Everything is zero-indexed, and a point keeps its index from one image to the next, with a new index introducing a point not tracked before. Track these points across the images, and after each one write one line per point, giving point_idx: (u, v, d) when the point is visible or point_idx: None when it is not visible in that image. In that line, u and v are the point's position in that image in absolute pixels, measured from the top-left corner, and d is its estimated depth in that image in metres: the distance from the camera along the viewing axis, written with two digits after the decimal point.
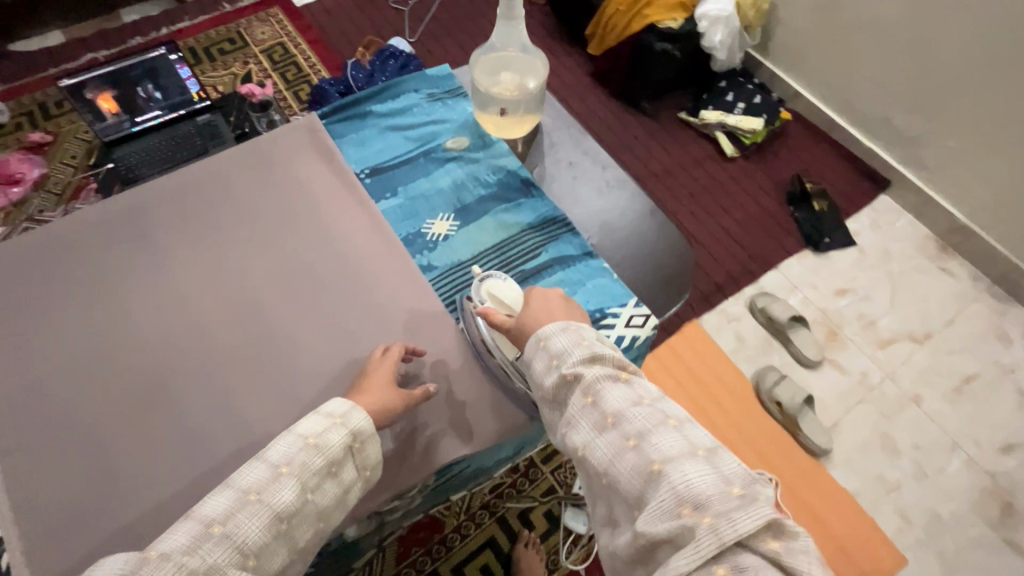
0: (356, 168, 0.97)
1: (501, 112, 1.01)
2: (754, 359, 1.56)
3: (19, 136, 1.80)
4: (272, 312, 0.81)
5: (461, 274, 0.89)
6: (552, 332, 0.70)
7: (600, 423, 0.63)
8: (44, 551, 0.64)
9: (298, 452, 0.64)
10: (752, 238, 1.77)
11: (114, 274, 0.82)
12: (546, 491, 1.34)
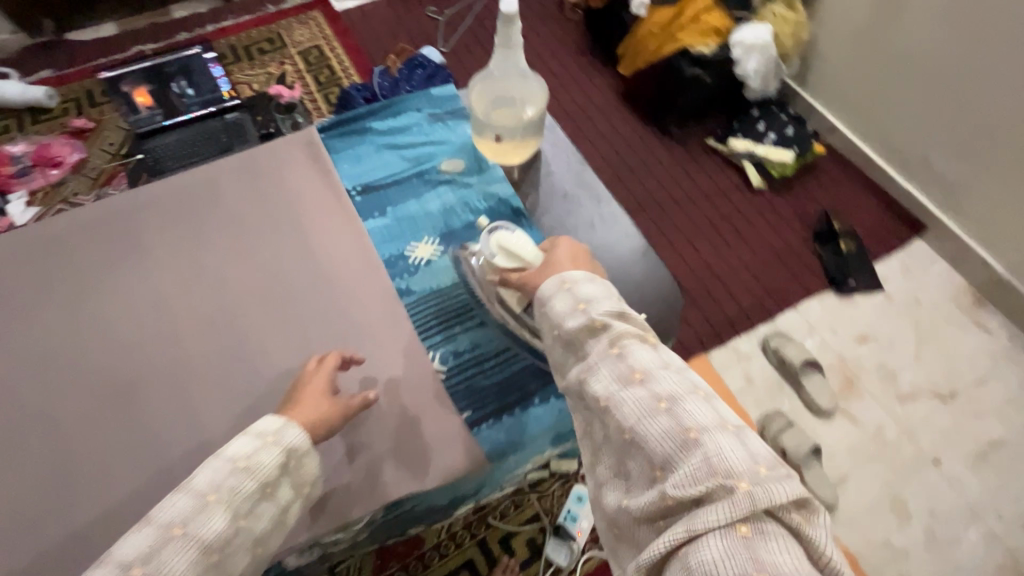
0: (349, 185, 1.02)
1: (497, 138, 0.97)
2: (761, 402, 1.50)
3: (65, 121, 1.90)
4: (256, 322, 0.88)
5: (439, 300, 0.92)
6: (583, 282, 0.71)
7: (626, 376, 0.61)
8: None
9: (228, 476, 0.65)
10: (771, 273, 1.70)
11: None
12: (530, 518, 1.31)
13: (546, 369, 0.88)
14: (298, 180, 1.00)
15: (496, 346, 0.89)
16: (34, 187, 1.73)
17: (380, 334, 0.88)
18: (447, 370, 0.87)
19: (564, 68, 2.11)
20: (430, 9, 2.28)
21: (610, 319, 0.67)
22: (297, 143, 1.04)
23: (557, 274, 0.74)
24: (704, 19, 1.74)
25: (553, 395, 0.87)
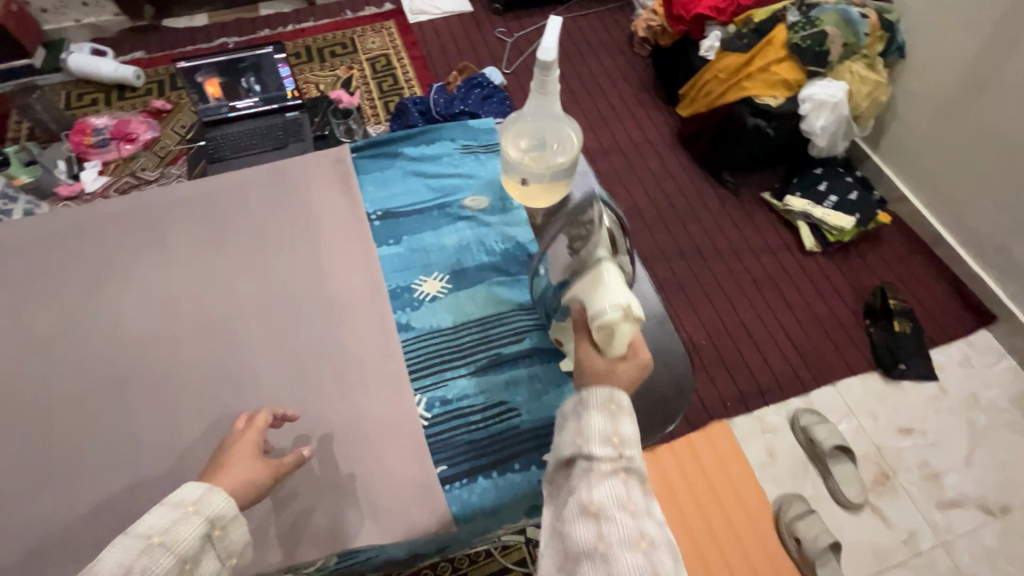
0: (369, 209, 0.94)
1: (524, 181, 0.78)
2: (780, 481, 1.40)
3: (146, 101, 2.03)
4: (251, 341, 0.81)
5: (436, 343, 0.81)
6: (631, 415, 0.58)
7: (623, 503, 0.53)
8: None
9: (141, 556, 0.52)
10: (811, 345, 1.60)
11: (134, 265, 0.88)
12: (516, 562, 1.25)
13: (538, 437, 0.74)
14: (320, 196, 0.95)
15: (485, 403, 0.76)
16: (108, 159, 1.87)
17: (369, 371, 0.79)
18: (429, 419, 0.75)
19: (624, 102, 2.08)
20: (499, 30, 2.32)
21: (636, 459, 0.56)
22: (327, 160, 1.00)
23: (611, 388, 0.59)
24: (772, 70, 1.65)
25: (538, 464, 0.72)
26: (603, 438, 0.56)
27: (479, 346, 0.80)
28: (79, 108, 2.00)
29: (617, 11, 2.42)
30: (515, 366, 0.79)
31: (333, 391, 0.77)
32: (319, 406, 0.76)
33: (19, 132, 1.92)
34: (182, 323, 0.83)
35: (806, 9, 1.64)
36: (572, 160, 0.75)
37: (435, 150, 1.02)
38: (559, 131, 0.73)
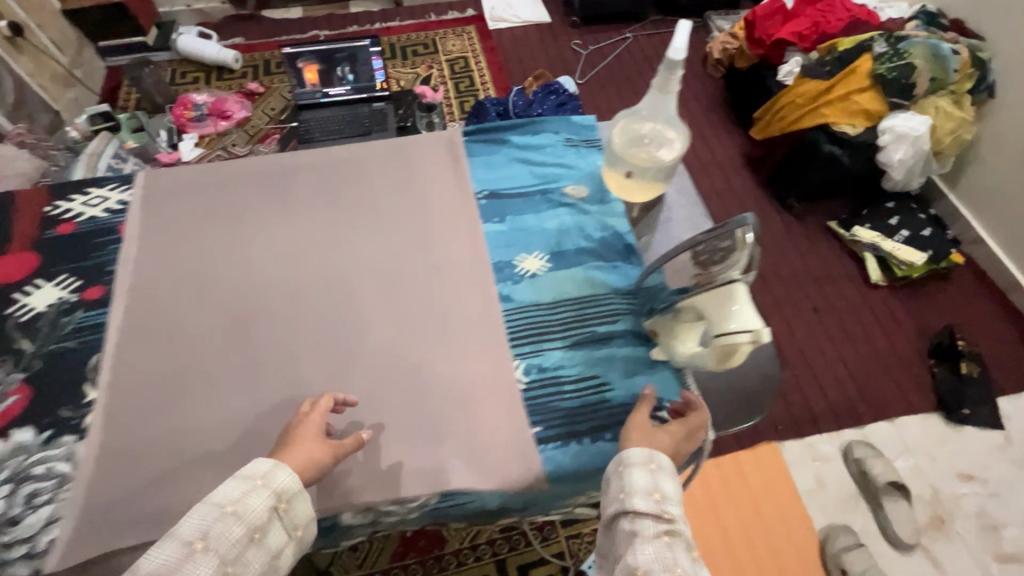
0: (478, 188, 0.98)
1: (627, 174, 0.90)
2: (829, 511, 1.37)
3: (241, 83, 2.18)
4: (364, 299, 0.83)
5: (534, 319, 0.82)
6: (671, 474, 0.63)
7: (669, 565, 0.55)
8: (121, 423, 0.73)
9: (216, 524, 0.57)
10: (870, 379, 1.56)
11: (253, 215, 0.92)
12: (554, 554, 1.29)
13: (625, 411, 0.76)
14: (431, 170, 0.98)
15: (577, 374, 0.78)
16: (205, 133, 2.01)
17: (476, 339, 0.81)
18: (527, 382, 0.77)
19: (693, 121, 2.10)
20: (575, 42, 2.38)
21: (678, 521, 0.60)
22: (440, 142, 1.01)
23: (650, 448, 0.66)
24: (854, 99, 1.64)
25: (625, 434, 0.74)
26: (645, 496, 0.61)
27: (574, 322, 0.82)
28: (182, 85, 2.16)
29: (691, 33, 2.45)
30: (608, 344, 0.80)
31: (442, 353, 0.79)
32: (431, 367, 0.78)
33: (128, 101, 2.09)
34: (295, 274, 0.86)
35: (894, 41, 1.63)
36: (673, 158, 0.87)
37: (539, 140, 1.04)
38: (665, 132, 0.87)
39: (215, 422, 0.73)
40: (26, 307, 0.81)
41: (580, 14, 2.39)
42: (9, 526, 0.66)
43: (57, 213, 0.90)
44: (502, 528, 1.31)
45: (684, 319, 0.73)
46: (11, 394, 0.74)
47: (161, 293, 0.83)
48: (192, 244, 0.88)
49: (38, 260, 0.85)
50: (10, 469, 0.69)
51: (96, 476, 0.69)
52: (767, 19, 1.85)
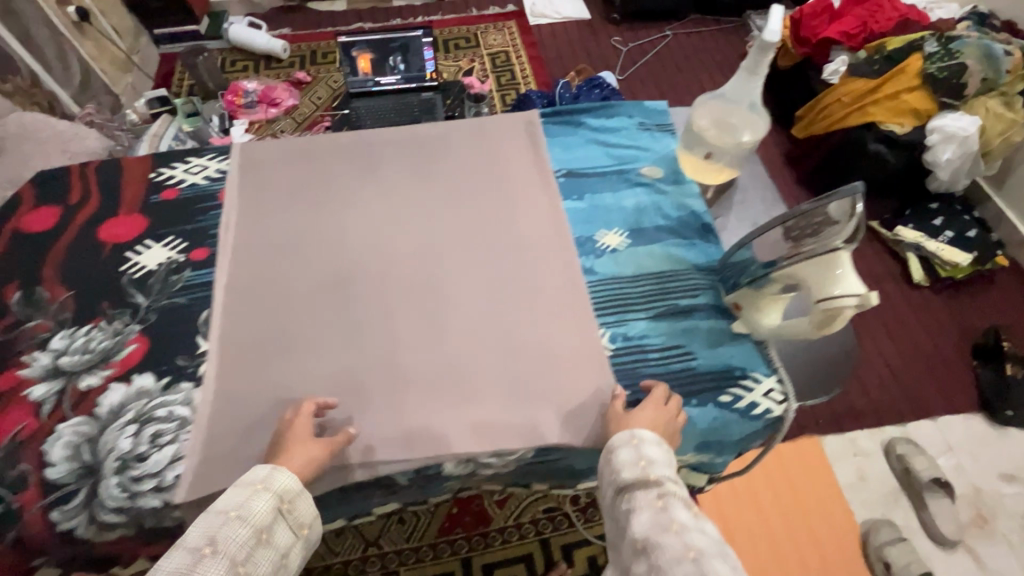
0: (554, 167, 0.97)
1: (708, 159, 0.95)
2: (871, 507, 1.37)
3: (289, 72, 2.24)
4: (455, 262, 0.84)
5: (617, 290, 0.83)
6: (654, 441, 0.65)
7: (665, 525, 0.56)
8: (226, 372, 0.73)
9: (222, 528, 0.56)
10: (913, 378, 1.56)
11: (341, 180, 0.93)
12: (597, 536, 1.31)
13: (713, 380, 0.76)
14: (515, 142, 0.99)
15: (661, 344, 0.78)
16: (253, 120, 2.06)
17: (570, 301, 0.81)
18: (612, 349, 0.77)
19: None
20: (615, 38, 2.40)
21: (669, 483, 0.61)
22: (519, 122, 1.02)
23: (629, 427, 0.67)
24: (902, 99, 1.64)
25: (711, 402, 0.75)
26: (632, 468, 0.63)
27: (657, 294, 0.82)
28: (232, 74, 2.22)
29: (731, 32, 2.46)
30: (691, 316, 0.81)
31: (536, 314, 0.79)
32: (526, 328, 0.78)
33: (181, 87, 2.16)
34: (387, 237, 0.86)
35: (946, 41, 1.63)
36: (752, 141, 0.93)
37: (612, 123, 1.04)
38: (746, 116, 0.94)
39: (320, 373, 0.74)
40: (138, 263, 0.82)
41: (622, 11, 2.41)
42: (138, 464, 0.67)
43: (160, 177, 0.92)
44: (546, 508, 1.34)
45: (774, 291, 0.74)
46: (131, 342, 0.75)
47: (258, 251, 0.84)
48: (287, 206, 0.89)
49: (148, 222, 0.86)
50: (135, 412, 0.70)
51: (215, 418, 0.70)
52: (813, 19, 1.87)
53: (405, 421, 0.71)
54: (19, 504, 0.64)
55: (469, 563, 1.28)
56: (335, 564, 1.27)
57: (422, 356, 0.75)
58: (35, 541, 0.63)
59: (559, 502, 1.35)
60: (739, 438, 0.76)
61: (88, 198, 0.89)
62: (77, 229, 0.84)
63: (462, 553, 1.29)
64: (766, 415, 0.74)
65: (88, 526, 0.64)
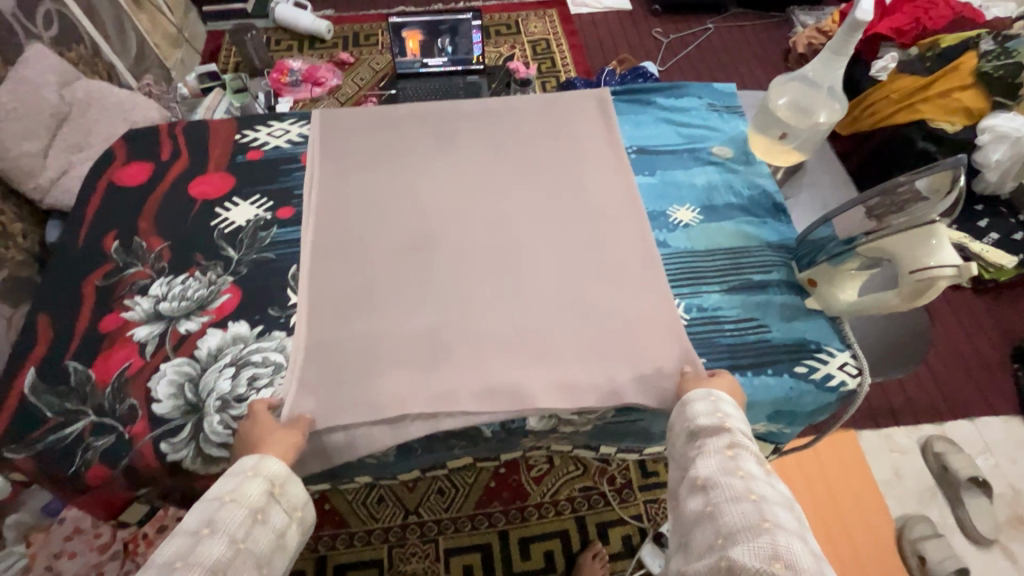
0: (627, 144, 1.08)
1: (780, 137, 1.01)
2: (906, 502, 1.37)
3: (332, 53, 2.26)
4: (522, 237, 0.95)
5: (691, 263, 0.93)
6: (730, 400, 0.72)
7: (731, 469, 0.62)
8: (323, 315, 0.86)
9: (218, 510, 0.62)
10: (952, 379, 1.56)
11: (417, 157, 1.06)
12: (632, 516, 1.33)
13: (787, 349, 0.84)
14: (579, 129, 1.10)
15: (737, 315, 0.87)
16: (299, 99, 2.05)
17: (628, 274, 0.90)
18: (688, 319, 0.86)
19: None
20: (656, 30, 2.40)
21: (740, 434, 0.67)
22: (591, 99, 1.14)
23: (709, 388, 0.75)
24: (955, 97, 1.62)
25: (787, 372, 0.82)
26: (707, 419, 0.70)
27: (730, 269, 0.92)
28: (277, 52, 2.26)
29: (774, 26, 2.44)
30: (765, 291, 0.89)
31: (598, 284, 0.89)
32: (589, 295, 0.88)
33: (227, 64, 2.20)
34: (459, 209, 0.99)
35: (1004, 39, 1.61)
36: (828, 124, 0.99)
37: (683, 104, 1.15)
38: (825, 100, 0.99)
39: (403, 326, 0.85)
40: (227, 219, 0.96)
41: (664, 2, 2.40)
42: (236, 403, 0.78)
43: (245, 139, 1.08)
44: (581, 487, 1.36)
45: (855, 268, 0.82)
46: (223, 293, 0.88)
47: (345, 214, 0.97)
48: (370, 176, 1.02)
49: (232, 183, 1.01)
50: (231, 355, 0.82)
51: (310, 361, 0.81)
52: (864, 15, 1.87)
53: (480, 371, 0.80)
54: (132, 434, 0.76)
55: (506, 536, 1.31)
56: (375, 530, 1.31)
57: (492, 313, 0.86)
58: (145, 467, 0.75)
59: (595, 482, 1.37)
60: (813, 408, 0.83)
61: (179, 156, 1.05)
62: (170, 187, 1.00)
63: (499, 526, 1.32)
64: (840, 386, 0.82)
65: (194, 458, 0.76)
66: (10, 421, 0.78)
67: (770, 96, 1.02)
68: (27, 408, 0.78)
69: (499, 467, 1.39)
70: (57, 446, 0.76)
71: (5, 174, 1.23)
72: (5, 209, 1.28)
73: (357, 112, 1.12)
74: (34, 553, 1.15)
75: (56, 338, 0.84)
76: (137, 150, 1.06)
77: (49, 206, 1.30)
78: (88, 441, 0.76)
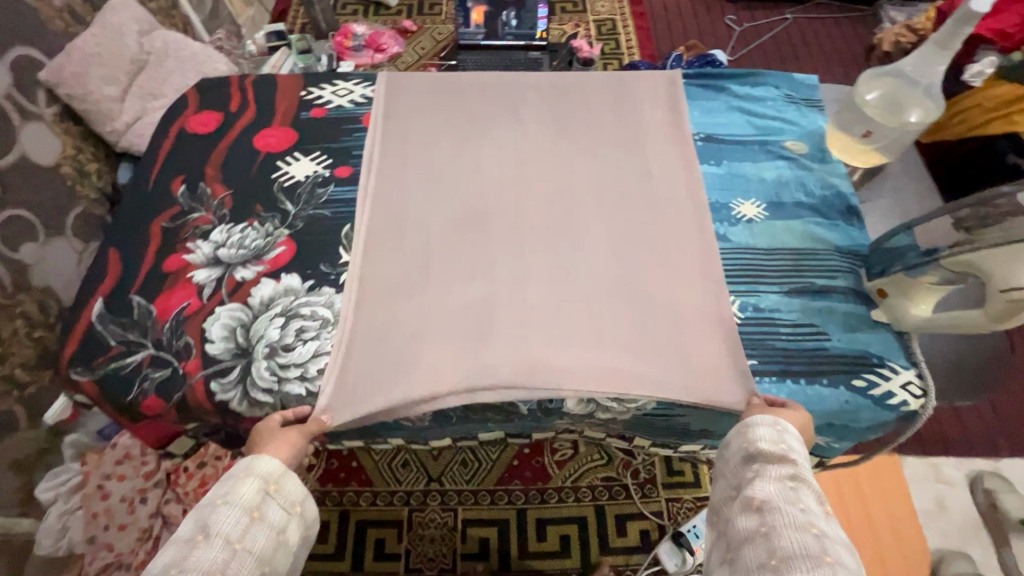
0: (693, 130, 1.04)
1: (864, 134, 0.95)
2: (946, 536, 1.30)
3: (395, 20, 2.26)
4: (579, 218, 0.93)
5: (750, 261, 0.88)
6: (797, 433, 0.70)
7: (791, 500, 0.60)
8: (376, 275, 0.87)
9: (211, 515, 0.61)
10: (1015, 413, 1.45)
11: (480, 125, 1.05)
12: (652, 512, 1.31)
13: (847, 361, 0.80)
14: (644, 109, 1.06)
15: (796, 320, 0.83)
16: (359, 64, 2.04)
17: (685, 265, 0.87)
18: (742, 318, 0.83)
19: None
20: (730, 17, 2.28)
21: (803, 468, 0.65)
22: (661, 81, 1.10)
23: (775, 415, 0.72)
24: None
25: (845, 384, 0.78)
26: (770, 443, 0.68)
27: (792, 271, 0.87)
28: (342, 16, 2.27)
29: (859, 21, 2.28)
30: (828, 297, 0.85)
31: (652, 274, 0.87)
32: (643, 284, 0.86)
33: (294, 25, 2.25)
34: (516, 181, 0.98)
35: None
36: (921, 123, 0.93)
37: (758, 92, 1.09)
38: (921, 98, 0.93)
39: (452, 297, 0.85)
40: (287, 173, 0.98)
41: None
42: (284, 353, 0.81)
43: (310, 96, 1.09)
44: (604, 477, 1.36)
45: (933, 282, 0.76)
46: (279, 245, 0.90)
47: (405, 178, 0.98)
48: (431, 141, 1.03)
49: (295, 139, 1.03)
50: (282, 306, 0.84)
51: (357, 336, 0.83)
52: None
53: (523, 349, 0.80)
54: (185, 370, 0.80)
55: (524, 514, 1.32)
56: (398, 492, 1.34)
57: (542, 290, 0.86)
58: (195, 403, 0.79)
59: (618, 474, 1.36)
60: (869, 425, 0.80)
61: (246, 109, 1.07)
62: (235, 137, 1.03)
63: (518, 505, 1.33)
64: (901, 406, 0.78)
65: (240, 400, 0.79)
66: (79, 344, 0.83)
67: (857, 92, 0.96)
68: (94, 335, 0.83)
69: (523, 446, 1.40)
70: (117, 373, 0.81)
71: (86, 116, 1.30)
72: (83, 148, 1.36)
73: (423, 75, 1.12)
74: (88, 473, 1.25)
75: (124, 272, 0.89)
76: (208, 100, 1.09)
77: (123, 150, 1.37)
78: (145, 372, 0.81)
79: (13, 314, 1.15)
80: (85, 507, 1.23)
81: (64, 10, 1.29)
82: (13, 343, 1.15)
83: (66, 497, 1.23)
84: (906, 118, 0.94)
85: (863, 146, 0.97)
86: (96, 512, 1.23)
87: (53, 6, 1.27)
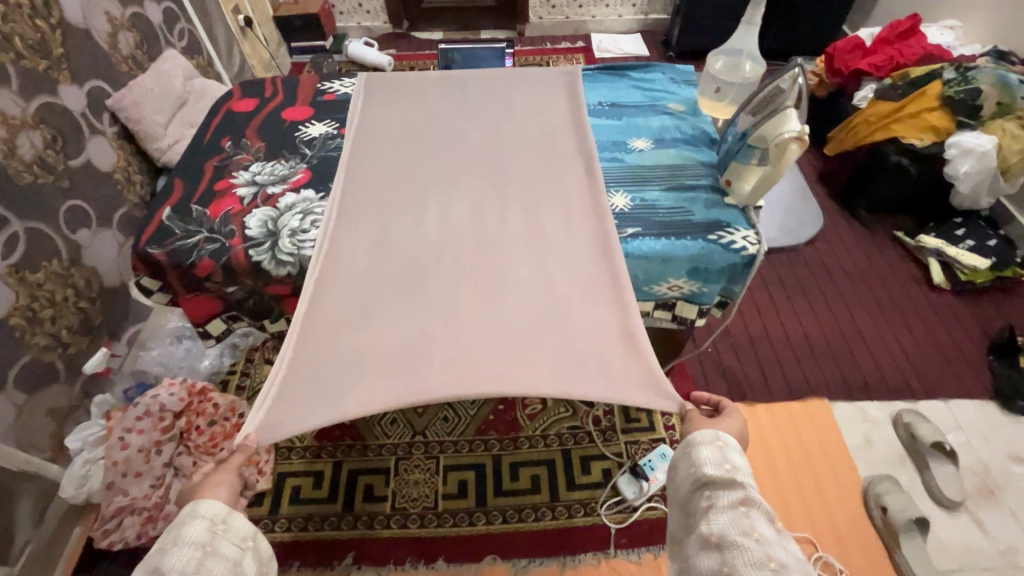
0: (602, 99, 1.39)
1: (716, 91, 1.30)
2: (873, 466, 1.46)
3: None
4: (507, 261, 1.07)
5: (641, 172, 1.21)
6: (736, 449, 0.78)
7: (745, 529, 0.68)
8: (325, 316, 1.00)
9: (163, 557, 0.64)
10: (927, 360, 1.68)
11: (423, 183, 1.22)
12: (612, 453, 1.48)
13: (703, 225, 1.10)
14: (563, 147, 1.28)
15: (670, 205, 1.14)
16: None
17: (599, 290, 1.03)
18: (630, 205, 1.15)
19: None
20: None
21: (749, 486, 0.73)
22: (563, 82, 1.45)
23: (715, 430, 0.80)
24: (923, 116, 1.82)
25: (702, 238, 1.07)
26: (717, 465, 0.76)
27: (668, 176, 1.19)
28: None
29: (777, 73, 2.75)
30: (694, 190, 1.16)
31: (573, 304, 1.00)
32: (564, 311, 0.99)
33: None
34: (451, 231, 1.13)
35: (963, 70, 1.81)
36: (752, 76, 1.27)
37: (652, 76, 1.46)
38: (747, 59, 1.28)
39: (391, 336, 0.96)
40: (307, 132, 1.34)
41: (677, 49, 2.77)
42: (302, 233, 1.11)
43: (324, 88, 1.47)
44: (570, 427, 1.53)
45: (754, 161, 1.08)
46: (299, 172, 1.24)
47: (354, 229, 1.13)
48: (380, 195, 1.19)
49: (311, 111, 1.39)
50: (302, 207, 1.16)
51: (298, 372, 0.93)
52: (846, 53, 2.13)
53: (456, 371, 0.90)
54: (231, 243, 1.10)
55: (500, 459, 1.48)
56: (386, 444, 1.51)
57: (473, 323, 0.98)
58: (238, 264, 1.09)
59: (582, 423, 1.54)
60: (722, 267, 1.08)
61: (277, 95, 1.45)
62: (270, 112, 1.39)
63: (494, 451, 1.49)
64: (742, 250, 1.06)
65: (270, 260, 1.09)
66: (153, 231, 1.13)
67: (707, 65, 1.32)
68: (165, 226, 1.13)
69: (499, 404, 1.58)
70: (181, 246, 1.10)
71: (138, 134, 1.62)
72: (133, 163, 1.66)
73: (380, 132, 1.33)
74: (114, 424, 1.40)
75: (185, 193, 1.21)
76: (250, 91, 1.46)
77: (163, 164, 1.67)
78: (201, 246, 1.10)
79: (66, 284, 1.40)
80: (106, 456, 1.37)
81: (129, 57, 1.66)
82: (63, 306, 1.39)
83: (92, 446, 1.40)
84: (743, 74, 1.28)
85: (721, 100, 1.30)
86: (116, 460, 1.36)
87: (122, 54, 1.63)
